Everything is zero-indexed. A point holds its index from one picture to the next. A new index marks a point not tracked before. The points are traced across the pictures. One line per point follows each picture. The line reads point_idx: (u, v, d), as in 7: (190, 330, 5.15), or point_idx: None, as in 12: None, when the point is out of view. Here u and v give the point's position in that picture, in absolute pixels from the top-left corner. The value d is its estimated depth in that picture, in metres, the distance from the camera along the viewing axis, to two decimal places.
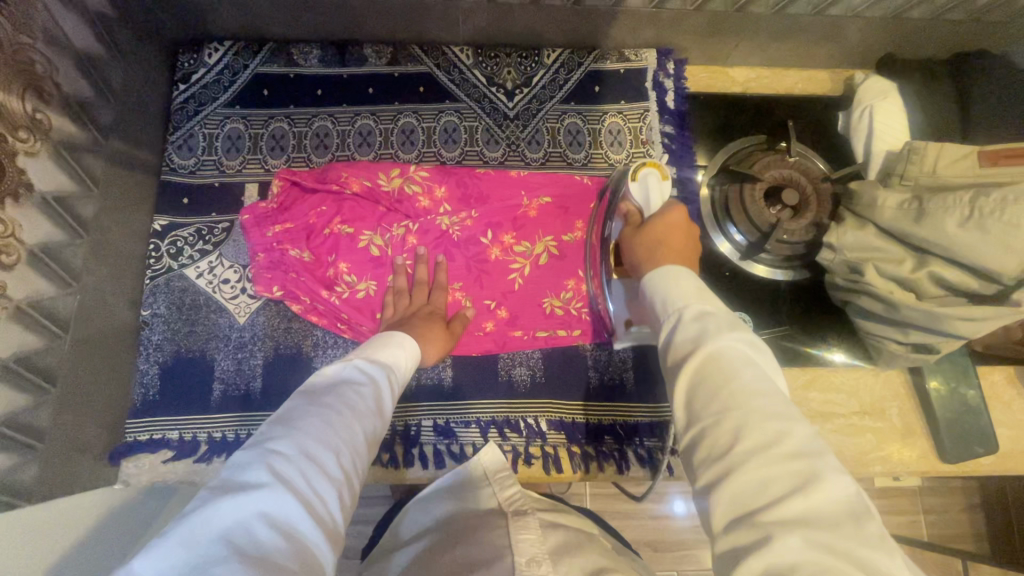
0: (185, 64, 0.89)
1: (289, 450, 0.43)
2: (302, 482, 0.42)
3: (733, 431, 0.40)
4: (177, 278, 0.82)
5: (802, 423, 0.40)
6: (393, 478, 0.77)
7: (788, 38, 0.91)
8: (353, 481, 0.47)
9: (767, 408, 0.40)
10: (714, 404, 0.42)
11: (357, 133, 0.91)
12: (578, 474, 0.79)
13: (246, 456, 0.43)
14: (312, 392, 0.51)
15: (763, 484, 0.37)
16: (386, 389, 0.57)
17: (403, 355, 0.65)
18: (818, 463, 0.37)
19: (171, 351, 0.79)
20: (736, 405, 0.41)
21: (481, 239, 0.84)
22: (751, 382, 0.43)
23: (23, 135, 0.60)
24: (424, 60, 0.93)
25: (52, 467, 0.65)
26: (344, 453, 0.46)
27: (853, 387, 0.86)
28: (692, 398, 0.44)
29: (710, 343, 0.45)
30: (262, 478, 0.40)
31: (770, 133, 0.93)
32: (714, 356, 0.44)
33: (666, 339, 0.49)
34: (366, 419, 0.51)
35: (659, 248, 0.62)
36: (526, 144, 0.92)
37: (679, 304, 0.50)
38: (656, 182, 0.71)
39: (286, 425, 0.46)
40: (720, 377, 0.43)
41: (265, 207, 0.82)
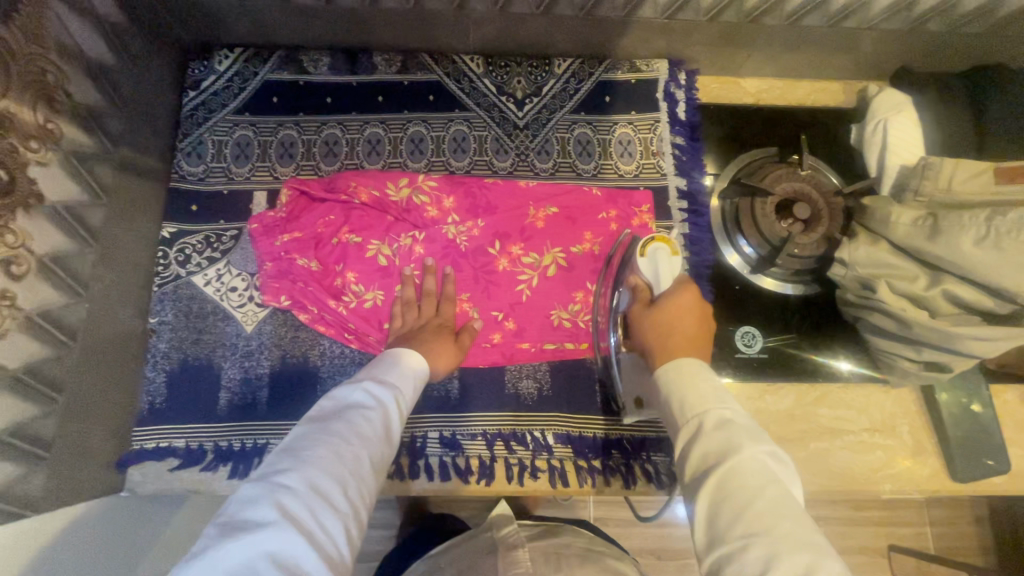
0: (196, 72, 0.89)
1: (296, 486, 0.45)
2: (308, 518, 0.43)
3: (760, 560, 0.39)
4: (185, 285, 0.82)
5: (833, 558, 0.39)
6: (398, 490, 0.77)
7: (801, 50, 0.90)
8: (360, 510, 0.48)
9: (796, 538, 0.40)
10: (738, 525, 0.41)
11: (365, 141, 0.90)
12: (584, 489, 0.78)
13: (255, 490, 0.44)
14: (320, 420, 0.52)
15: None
16: (395, 410, 0.58)
17: (413, 373, 0.65)
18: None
19: (178, 359, 0.79)
20: (762, 531, 0.40)
21: (489, 250, 0.84)
22: (776, 503, 0.42)
23: (35, 145, 0.60)
24: (434, 69, 0.93)
25: (58, 477, 0.65)
26: (350, 484, 0.48)
27: (864, 404, 0.84)
28: (716, 514, 0.43)
29: (732, 456, 0.45)
30: (268, 515, 0.42)
31: (780, 146, 0.92)
32: (738, 470, 0.44)
33: (687, 444, 0.49)
34: (374, 445, 0.52)
35: (669, 339, 0.60)
36: (535, 154, 0.92)
37: (696, 409, 0.50)
38: (665, 258, 0.69)
39: (293, 456, 0.48)
40: (744, 499, 0.42)
41: (274, 215, 0.82)
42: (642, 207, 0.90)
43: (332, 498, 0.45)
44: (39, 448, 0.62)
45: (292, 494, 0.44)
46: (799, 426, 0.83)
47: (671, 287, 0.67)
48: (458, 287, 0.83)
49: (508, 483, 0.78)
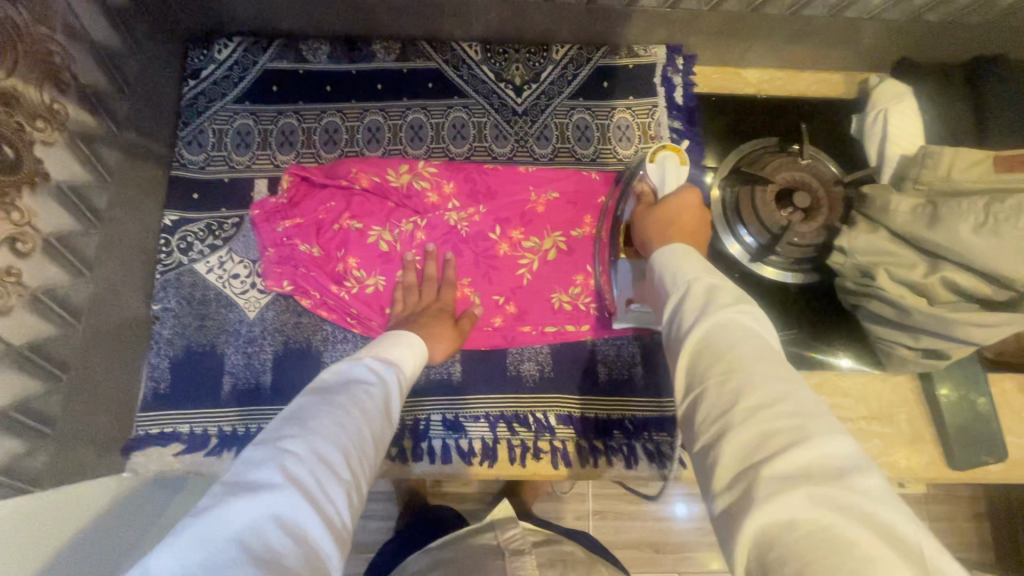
0: (195, 60, 0.89)
1: (301, 452, 0.44)
2: (314, 484, 0.43)
3: (734, 390, 0.40)
4: (187, 273, 0.82)
5: (805, 390, 0.40)
6: (400, 473, 0.78)
7: (803, 39, 0.90)
8: (362, 482, 0.48)
9: (771, 372, 0.40)
10: (716, 361, 0.42)
11: (365, 129, 0.90)
12: (586, 470, 0.79)
13: (259, 456, 0.44)
14: (323, 392, 0.52)
15: (761, 442, 0.36)
16: (396, 389, 0.58)
17: (413, 354, 0.66)
18: (817, 426, 0.36)
19: (181, 345, 0.80)
20: (738, 364, 0.41)
21: (490, 235, 0.85)
22: (755, 348, 0.42)
23: (42, 125, 0.61)
24: (433, 56, 0.92)
25: (61, 456, 0.65)
26: (354, 455, 0.48)
27: (861, 392, 0.85)
28: (696, 356, 0.44)
29: (716, 308, 0.45)
30: (274, 479, 0.42)
31: (780, 136, 0.92)
32: (720, 322, 0.44)
33: (673, 309, 0.49)
34: (377, 420, 0.53)
35: (669, 228, 0.63)
36: (535, 140, 0.91)
37: (685, 277, 0.50)
38: (673, 167, 0.71)
39: (298, 425, 0.47)
40: (722, 343, 0.43)
41: (276, 202, 0.82)
42: None
43: (336, 467, 0.45)
44: (43, 426, 0.63)
45: (297, 461, 0.44)
46: None
47: (675, 191, 0.69)
48: (459, 274, 0.84)
49: (511, 464, 0.79)
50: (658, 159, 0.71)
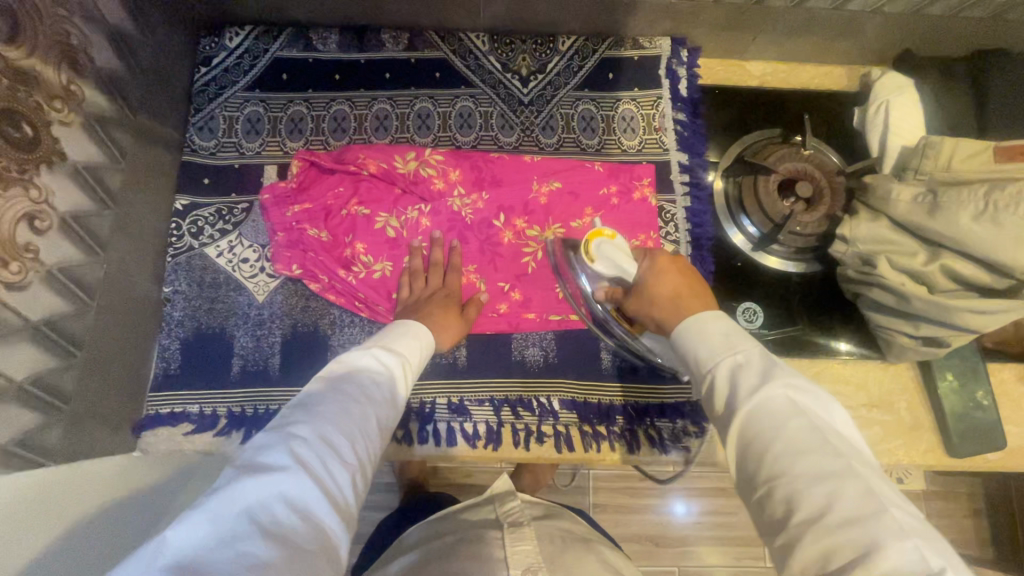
0: (206, 48, 0.90)
1: (309, 436, 0.46)
2: (320, 465, 0.44)
3: (785, 500, 0.43)
4: (197, 256, 0.84)
5: (858, 476, 0.42)
6: (406, 454, 0.79)
7: (805, 33, 0.91)
8: (366, 467, 0.49)
9: (814, 470, 0.43)
10: (762, 465, 0.46)
11: (374, 117, 0.91)
12: (589, 454, 0.80)
13: (269, 439, 0.45)
14: (332, 380, 0.54)
15: (826, 559, 0.40)
16: (401, 378, 0.60)
17: (420, 344, 0.67)
18: (876, 528, 0.39)
19: (192, 327, 0.81)
20: (784, 468, 0.44)
21: (494, 223, 0.86)
22: (793, 438, 0.45)
23: (59, 105, 0.62)
24: (440, 46, 0.93)
25: (75, 431, 0.67)
26: (359, 440, 0.49)
27: (863, 381, 0.86)
28: (744, 457, 0.48)
29: (746, 398, 0.48)
30: (281, 460, 0.43)
31: (783, 128, 0.93)
32: (752, 415, 0.47)
33: (709, 396, 0.53)
34: (381, 407, 0.54)
35: (679, 307, 0.61)
36: (540, 129, 0.92)
37: (707, 361, 0.53)
38: (612, 247, 0.67)
39: (305, 410, 0.49)
40: (761, 444, 0.46)
41: (285, 186, 0.84)
42: (644, 180, 0.90)
43: (342, 452, 0.47)
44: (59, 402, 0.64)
45: (306, 443, 0.45)
46: None
47: (644, 270, 0.66)
48: (466, 259, 0.86)
49: (514, 448, 0.80)
50: (596, 254, 0.66)
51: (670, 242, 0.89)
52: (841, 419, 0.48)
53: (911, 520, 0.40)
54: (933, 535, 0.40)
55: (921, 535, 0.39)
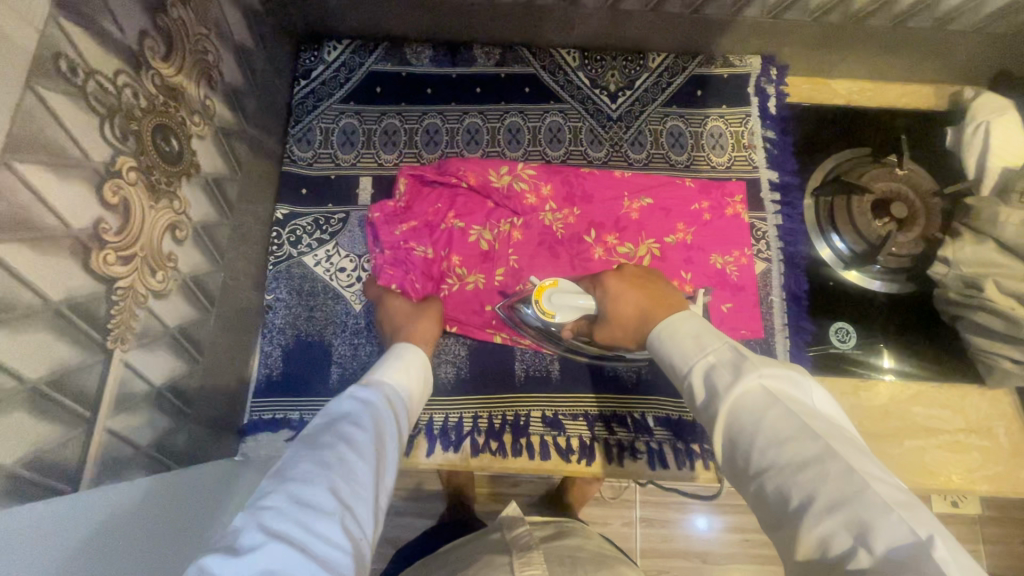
0: (306, 61, 0.93)
1: (282, 502, 0.44)
2: (298, 530, 0.42)
3: (777, 492, 0.43)
4: (296, 265, 0.85)
5: (838, 456, 0.42)
6: (502, 466, 0.80)
7: (898, 52, 0.91)
8: (359, 513, 0.47)
9: (797, 454, 0.43)
10: (752, 460, 0.46)
11: (465, 131, 0.93)
12: (682, 473, 0.79)
13: (245, 516, 0.44)
14: (309, 436, 0.53)
15: (824, 545, 0.39)
16: (384, 413, 0.58)
17: (410, 376, 0.66)
18: (863, 506, 0.39)
19: (292, 334, 0.83)
20: (771, 461, 0.44)
21: (585, 238, 0.87)
22: (771, 427, 0.46)
23: (197, 119, 0.64)
24: (530, 62, 0.94)
25: (195, 433, 0.69)
26: (341, 488, 0.47)
27: (960, 405, 0.84)
28: (734, 455, 0.48)
29: (723, 397, 0.49)
30: (256, 537, 0.41)
31: (875, 147, 0.93)
32: (735, 411, 0.48)
33: (691, 397, 0.54)
34: (363, 449, 0.52)
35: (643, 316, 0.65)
36: (629, 145, 0.93)
37: (684, 364, 0.55)
38: (561, 295, 0.70)
39: (276, 476, 0.48)
40: (748, 437, 0.47)
41: (394, 205, 0.85)
42: (736, 197, 0.90)
43: (325, 506, 0.45)
44: (184, 406, 0.66)
45: (276, 511, 0.44)
46: (893, 423, 0.83)
47: (602, 299, 0.69)
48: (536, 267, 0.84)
49: (608, 463, 0.80)
50: (552, 309, 0.70)
51: (762, 259, 0.88)
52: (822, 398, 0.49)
53: (895, 493, 0.39)
54: (916, 505, 0.39)
55: (907, 508, 0.38)
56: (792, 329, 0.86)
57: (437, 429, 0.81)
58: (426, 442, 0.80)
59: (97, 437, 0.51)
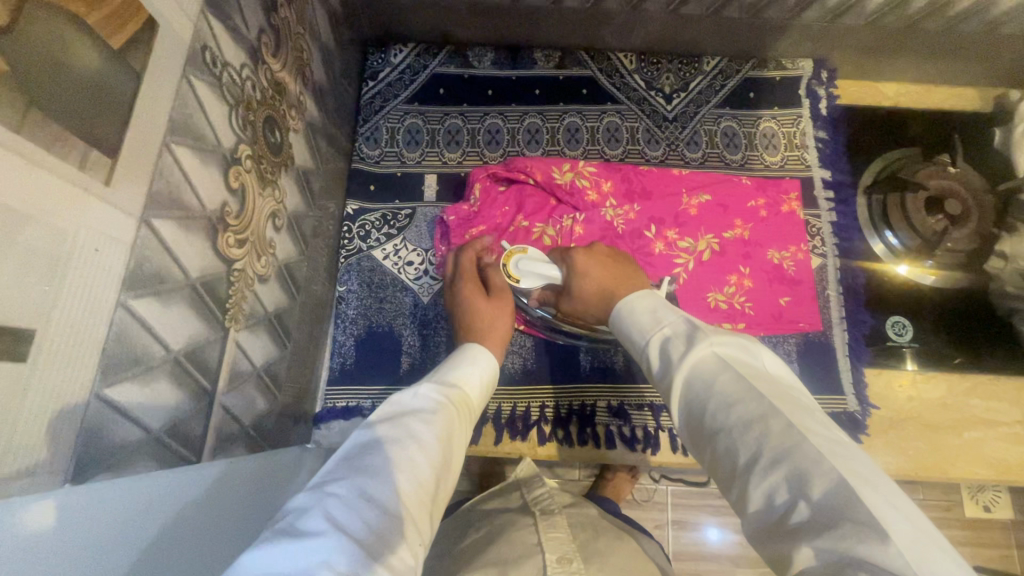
0: (373, 64, 0.96)
1: (348, 492, 0.42)
2: (365, 523, 0.40)
3: (727, 450, 0.44)
4: (366, 258, 0.88)
5: (780, 413, 0.43)
6: (568, 454, 0.82)
7: (947, 56, 0.94)
8: (421, 516, 0.45)
9: (744, 414, 0.44)
10: (704, 424, 0.47)
11: (525, 131, 0.96)
12: None
13: (308, 499, 0.41)
14: (376, 426, 0.51)
15: (768, 499, 0.40)
16: (453, 416, 0.56)
17: (480, 379, 0.64)
18: (802, 459, 0.39)
19: (363, 324, 0.85)
20: (722, 423, 0.46)
21: (646, 233, 0.89)
22: (722, 390, 0.47)
23: (293, 114, 0.67)
24: (588, 65, 0.98)
25: (280, 418, 0.71)
26: (410, 488, 0.45)
27: (1017, 397, 0.85)
28: (691, 420, 0.49)
29: (678, 364, 0.51)
30: (321, 523, 0.38)
31: (925, 147, 0.95)
32: (689, 377, 0.50)
33: (649, 367, 0.57)
34: (432, 453, 0.50)
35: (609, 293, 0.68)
36: (685, 145, 0.95)
37: (645, 336, 0.58)
38: (528, 261, 0.77)
39: (347, 464, 0.45)
40: (701, 401, 0.48)
41: (466, 208, 0.87)
42: (791, 194, 0.92)
43: (388, 503, 0.43)
44: (274, 389, 0.68)
45: (342, 500, 0.41)
46: (950, 415, 0.84)
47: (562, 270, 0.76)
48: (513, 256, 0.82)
49: (673, 453, 0.81)
50: (518, 273, 0.77)
51: (817, 255, 0.90)
52: (773, 364, 0.51)
53: (831, 443, 0.40)
54: (852, 456, 0.40)
55: (841, 457, 0.39)
56: (851, 323, 0.87)
57: (505, 417, 0.83)
58: (495, 430, 0.82)
59: (215, 411, 0.53)
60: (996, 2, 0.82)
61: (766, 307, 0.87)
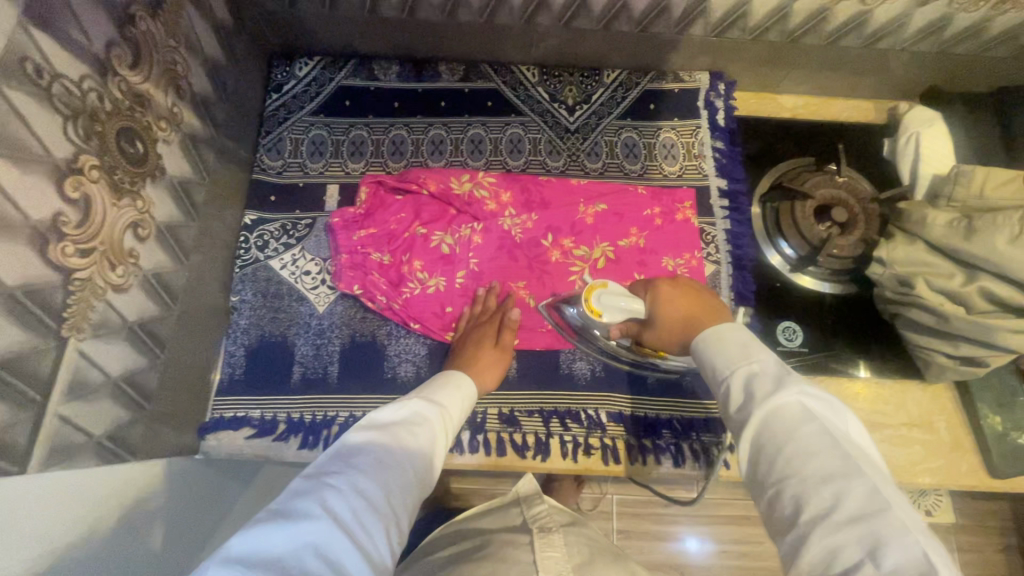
0: (278, 76, 0.97)
1: (344, 486, 0.49)
2: (353, 517, 0.47)
3: (794, 500, 0.45)
4: (263, 268, 0.88)
5: (863, 477, 0.44)
6: (459, 463, 0.82)
7: (837, 70, 0.97)
8: (401, 519, 0.51)
9: (826, 467, 0.45)
10: (773, 464, 0.48)
11: (430, 142, 0.97)
12: (634, 467, 0.83)
13: (308, 487, 0.49)
14: (375, 428, 0.57)
15: (831, 557, 0.41)
16: (441, 427, 0.63)
17: (462, 397, 0.70)
18: (881, 528, 0.40)
19: (255, 334, 0.85)
20: (794, 468, 0.46)
21: (542, 242, 0.91)
22: (806, 440, 0.47)
23: (164, 125, 0.68)
24: (493, 77, 1.00)
25: (151, 428, 0.70)
26: (395, 491, 0.52)
27: (901, 400, 0.88)
28: (756, 452, 0.50)
29: (760, 402, 0.51)
30: (314, 509, 0.46)
31: (816, 156, 0.98)
32: (770, 415, 0.50)
33: (722, 398, 0.56)
34: (418, 462, 0.56)
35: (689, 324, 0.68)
36: (586, 155, 0.98)
37: (723, 366, 0.57)
38: (609, 298, 0.75)
39: (342, 459, 0.52)
40: (777, 441, 0.48)
41: (354, 211, 0.88)
42: (685, 203, 0.95)
43: (376, 502, 0.50)
44: (141, 399, 0.68)
45: (338, 493, 0.48)
46: None
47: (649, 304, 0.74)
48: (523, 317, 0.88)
49: (562, 459, 0.82)
50: (600, 308, 0.75)
51: (710, 262, 0.93)
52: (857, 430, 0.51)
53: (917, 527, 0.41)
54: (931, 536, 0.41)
55: (923, 539, 0.40)
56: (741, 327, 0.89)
57: None
58: None
59: (48, 422, 0.53)
60: (869, 18, 0.86)
61: None
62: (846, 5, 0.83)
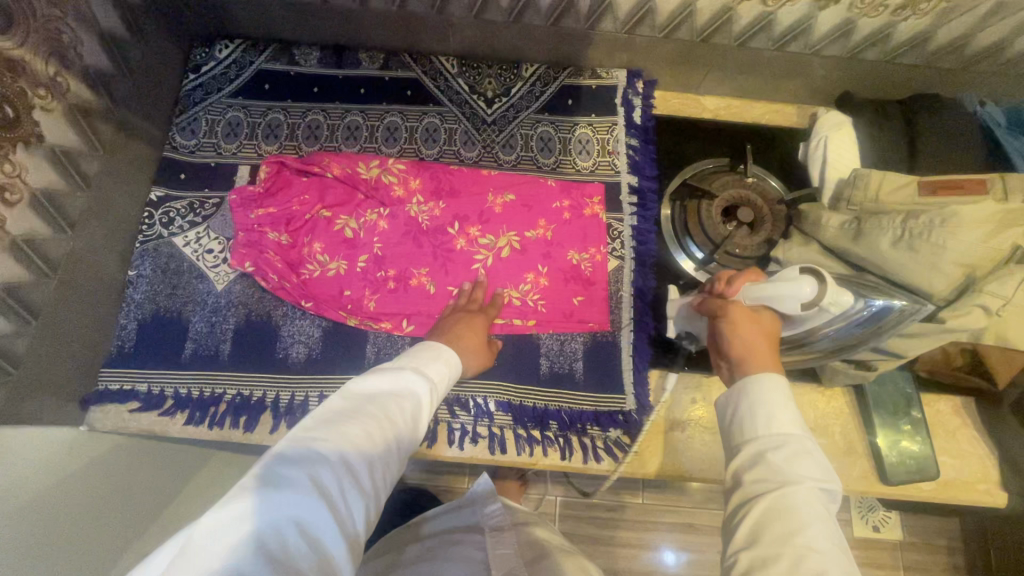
0: (197, 57, 0.98)
1: (330, 457, 0.47)
2: (338, 493, 0.45)
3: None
4: (165, 244, 0.88)
5: None
6: None
7: (753, 72, 0.98)
8: (381, 493, 0.50)
9: (844, 564, 0.43)
10: (794, 532, 0.44)
11: (345, 127, 0.97)
12: (521, 457, 0.82)
13: (295, 453, 0.46)
14: (361, 397, 0.54)
15: None
16: (428, 402, 0.59)
17: (449, 369, 0.66)
18: None
19: (150, 309, 0.85)
20: (815, 549, 0.43)
21: (448, 230, 0.90)
22: (829, 532, 0.45)
23: (43, 93, 0.72)
24: (413, 67, 1.00)
25: (18, 393, 0.70)
26: (378, 465, 0.50)
27: (797, 403, 0.88)
28: (774, 509, 0.46)
29: (801, 477, 0.47)
30: (299, 479, 0.44)
31: (730, 156, 0.97)
32: (805, 489, 0.46)
33: (755, 447, 0.51)
34: (405, 436, 0.54)
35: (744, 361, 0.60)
36: (500, 147, 0.98)
37: (783, 427, 0.51)
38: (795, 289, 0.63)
39: (329, 426, 0.49)
40: (810, 516, 0.45)
41: (253, 190, 0.88)
42: (595, 198, 0.94)
43: (359, 476, 0.48)
44: (7, 363, 0.68)
45: (323, 464, 0.46)
46: None
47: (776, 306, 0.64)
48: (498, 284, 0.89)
49: (448, 447, 0.82)
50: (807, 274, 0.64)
51: (615, 257, 0.92)
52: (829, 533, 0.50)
53: None
54: None
55: None
56: (637, 324, 0.88)
57: (284, 406, 0.82)
58: (272, 418, 0.81)
59: None
60: (773, 19, 0.86)
61: (557, 306, 0.89)
62: (747, 6, 0.83)
